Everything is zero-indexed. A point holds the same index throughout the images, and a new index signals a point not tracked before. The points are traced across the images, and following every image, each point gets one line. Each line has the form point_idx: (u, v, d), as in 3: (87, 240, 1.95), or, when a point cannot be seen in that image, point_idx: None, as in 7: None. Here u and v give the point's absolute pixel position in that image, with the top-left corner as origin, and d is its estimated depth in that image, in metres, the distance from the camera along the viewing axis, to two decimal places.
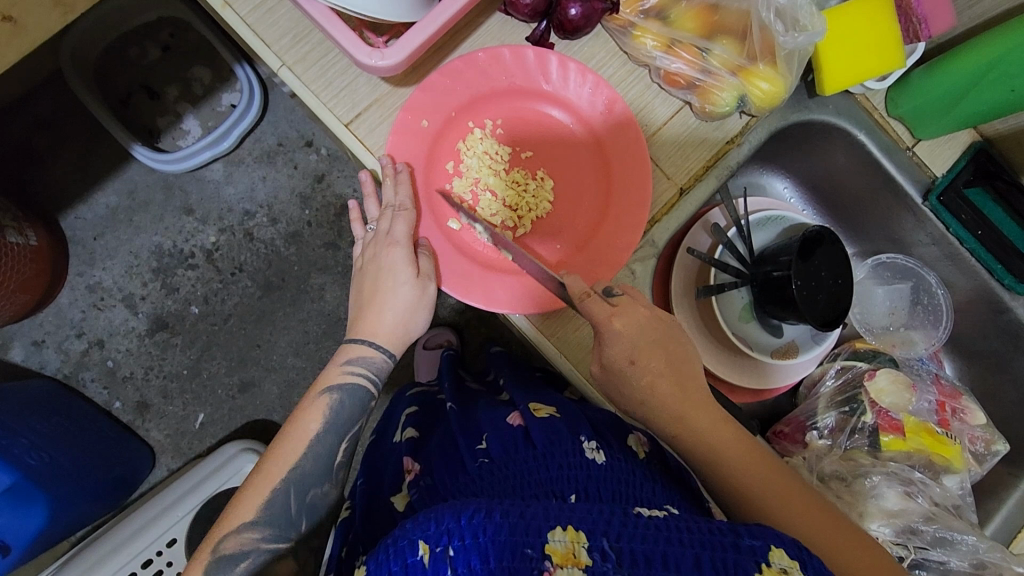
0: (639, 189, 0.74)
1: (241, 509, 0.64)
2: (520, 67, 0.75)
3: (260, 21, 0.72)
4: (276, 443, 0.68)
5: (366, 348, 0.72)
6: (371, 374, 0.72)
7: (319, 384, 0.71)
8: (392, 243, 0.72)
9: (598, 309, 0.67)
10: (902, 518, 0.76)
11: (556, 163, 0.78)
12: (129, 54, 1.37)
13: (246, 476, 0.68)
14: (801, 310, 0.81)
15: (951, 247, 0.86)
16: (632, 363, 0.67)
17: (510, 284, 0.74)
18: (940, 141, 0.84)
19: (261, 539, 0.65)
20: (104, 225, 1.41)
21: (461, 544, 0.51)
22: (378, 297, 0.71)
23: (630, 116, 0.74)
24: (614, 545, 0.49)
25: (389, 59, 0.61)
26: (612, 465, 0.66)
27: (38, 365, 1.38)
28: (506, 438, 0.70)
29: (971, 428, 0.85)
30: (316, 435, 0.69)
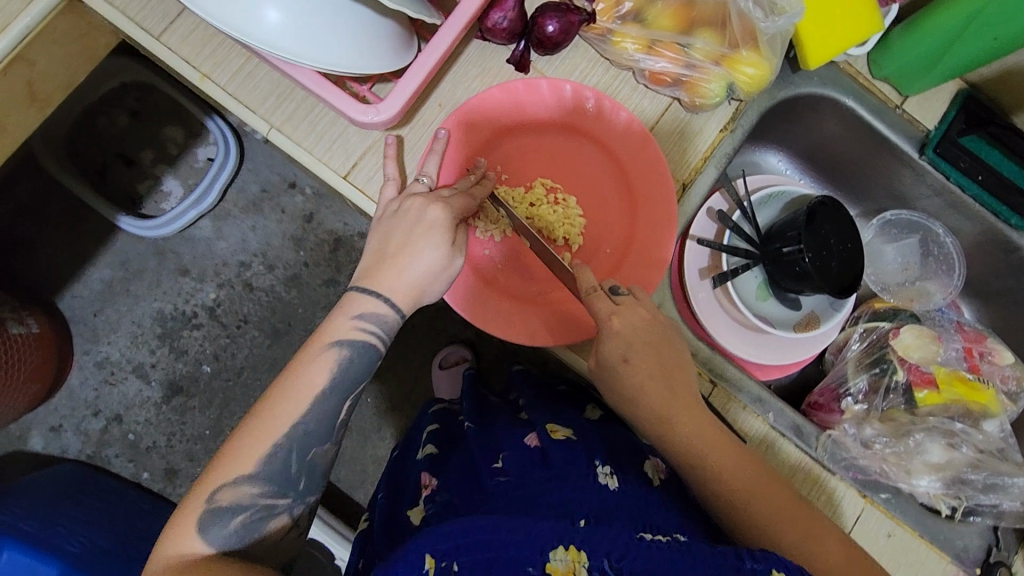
0: (665, 204, 0.75)
1: (240, 460, 0.58)
2: (535, 97, 0.74)
3: (241, 87, 0.72)
4: (273, 396, 0.61)
5: (380, 303, 0.64)
6: (382, 333, 0.65)
7: (325, 337, 0.64)
8: (437, 203, 0.67)
9: (599, 303, 0.67)
10: (949, 470, 0.81)
11: (577, 185, 0.79)
12: (99, 125, 1.35)
13: (237, 424, 0.61)
14: (817, 281, 0.82)
15: (953, 196, 0.86)
16: (624, 360, 0.67)
17: (562, 314, 0.75)
18: (927, 95, 0.85)
19: (260, 495, 0.59)
20: (102, 300, 1.40)
21: (467, 559, 0.51)
22: (410, 247, 0.65)
23: (645, 129, 0.74)
24: (614, 565, 0.51)
25: (383, 113, 0.63)
26: (625, 490, 0.68)
27: (60, 450, 1.38)
28: (522, 458, 0.72)
29: (1001, 368, 0.86)
30: (322, 392, 0.62)
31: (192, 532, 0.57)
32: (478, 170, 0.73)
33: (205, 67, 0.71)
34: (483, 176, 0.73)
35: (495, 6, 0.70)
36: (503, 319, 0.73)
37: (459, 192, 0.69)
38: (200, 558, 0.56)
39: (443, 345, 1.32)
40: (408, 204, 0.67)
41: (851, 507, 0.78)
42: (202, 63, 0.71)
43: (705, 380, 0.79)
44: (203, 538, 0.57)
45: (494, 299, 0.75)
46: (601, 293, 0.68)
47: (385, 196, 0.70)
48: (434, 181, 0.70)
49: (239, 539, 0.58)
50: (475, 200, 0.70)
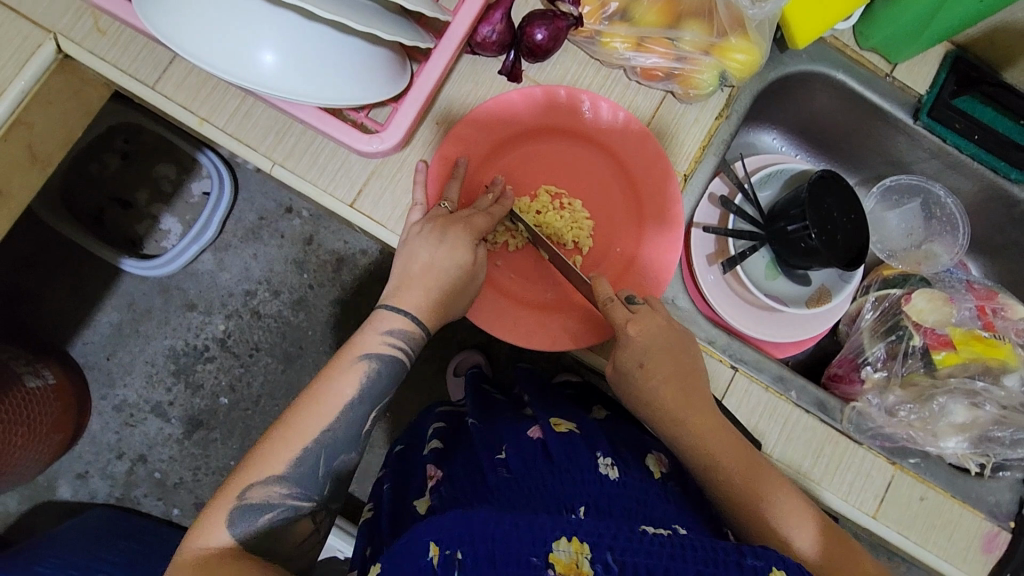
0: (669, 198, 0.76)
1: (270, 462, 0.60)
2: (530, 106, 0.75)
3: (240, 127, 0.72)
4: (305, 403, 0.63)
5: (407, 321, 0.67)
6: (408, 348, 0.67)
7: (356, 349, 0.66)
8: (461, 224, 0.69)
9: (617, 312, 0.69)
10: (975, 429, 0.82)
11: (581, 188, 0.80)
12: (90, 171, 1.36)
13: (270, 424, 0.63)
14: (826, 257, 0.82)
15: (951, 157, 0.87)
16: (641, 365, 0.70)
17: (584, 316, 0.77)
18: (916, 61, 0.85)
19: (288, 496, 0.61)
20: (113, 343, 1.41)
21: (469, 550, 0.52)
22: (428, 262, 0.67)
23: (643, 127, 0.76)
24: (616, 558, 0.50)
25: (387, 141, 0.66)
26: (626, 481, 0.68)
27: (89, 495, 1.39)
28: (525, 452, 0.71)
29: (1015, 322, 0.86)
30: (351, 401, 0.64)
31: (222, 524, 0.58)
32: (494, 188, 0.74)
33: (203, 110, 0.72)
34: (500, 194, 0.74)
35: (483, 21, 0.70)
36: (524, 330, 0.75)
37: (479, 212, 0.71)
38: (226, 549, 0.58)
39: (456, 352, 1.32)
40: (426, 228, 0.68)
41: (880, 476, 0.80)
42: (199, 107, 0.72)
43: (726, 365, 0.80)
44: (230, 530, 0.58)
45: (513, 311, 0.76)
46: (618, 303, 0.70)
47: (409, 219, 0.71)
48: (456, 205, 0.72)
49: (264, 536, 0.60)
50: (496, 218, 0.72)
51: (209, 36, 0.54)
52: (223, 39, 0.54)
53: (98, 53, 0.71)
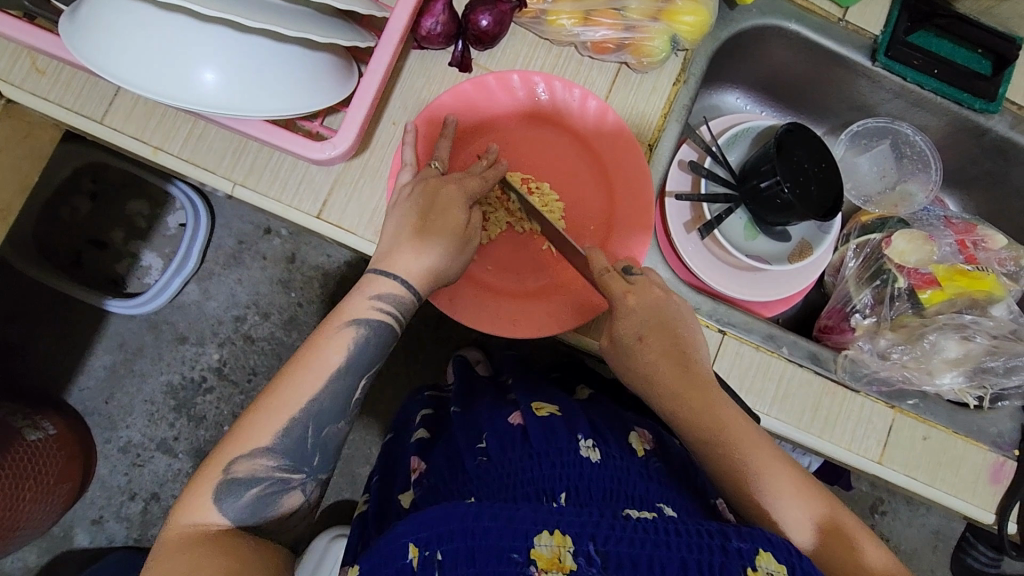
0: (638, 171, 0.75)
1: (255, 434, 0.59)
2: (485, 94, 0.74)
3: (195, 152, 0.71)
4: (293, 368, 0.62)
5: (398, 284, 0.65)
6: (398, 313, 0.66)
7: (342, 315, 0.64)
8: (453, 183, 0.69)
9: (616, 285, 0.69)
10: (968, 362, 0.82)
11: (547, 170, 0.79)
12: (62, 216, 1.34)
13: (254, 398, 0.61)
14: (801, 210, 0.81)
15: (914, 95, 0.86)
16: (639, 338, 0.69)
17: (575, 295, 0.76)
18: (867, 2, 0.84)
19: (275, 468, 0.59)
20: (110, 386, 1.40)
21: (450, 547, 0.50)
22: (406, 251, 0.66)
23: (601, 102, 0.74)
24: (600, 548, 0.50)
25: (339, 147, 0.64)
26: (607, 464, 0.66)
27: (107, 540, 1.39)
28: (504, 436, 0.70)
29: (996, 252, 0.87)
30: (340, 369, 0.62)
31: (208, 502, 0.57)
32: (489, 156, 0.74)
33: (155, 140, 0.71)
34: (493, 160, 0.74)
35: (425, 13, 0.69)
36: (508, 318, 0.74)
37: (472, 175, 0.71)
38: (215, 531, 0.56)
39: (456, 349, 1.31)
40: (419, 188, 0.68)
41: (882, 421, 0.79)
42: (151, 137, 0.71)
43: (713, 329, 0.79)
44: (219, 508, 0.57)
45: (494, 301, 0.75)
46: (615, 273, 0.70)
47: (398, 180, 0.69)
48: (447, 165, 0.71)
49: (253, 514, 0.59)
50: (490, 181, 0.72)
51: (142, 60, 0.52)
52: (164, 62, 0.52)
53: (40, 95, 0.69)
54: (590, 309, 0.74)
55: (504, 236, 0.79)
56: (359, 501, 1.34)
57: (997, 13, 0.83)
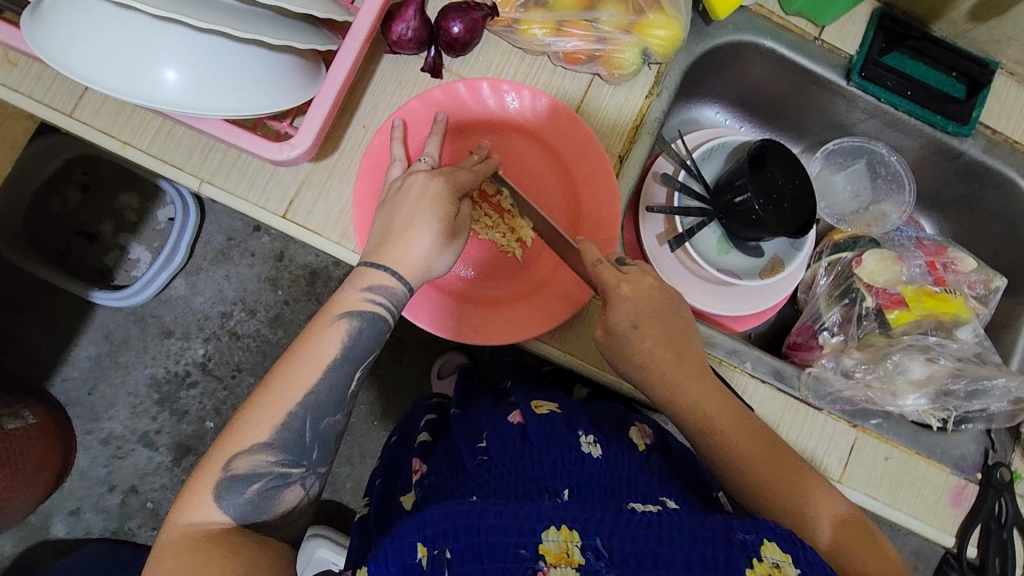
0: (604, 181, 0.75)
1: (254, 428, 0.58)
2: (455, 101, 0.75)
3: (163, 148, 0.72)
4: (290, 362, 0.61)
5: (390, 275, 0.63)
6: (391, 305, 0.64)
7: (335, 309, 0.63)
8: (440, 176, 0.67)
9: (607, 274, 0.66)
10: (932, 384, 0.81)
11: (518, 177, 0.79)
12: (52, 206, 1.35)
13: (254, 391, 0.61)
14: (772, 226, 0.81)
15: (889, 115, 0.87)
16: (634, 326, 0.67)
17: (538, 302, 0.76)
18: (842, 21, 0.85)
19: (275, 463, 0.58)
20: (94, 377, 1.40)
21: (457, 544, 0.51)
22: (393, 240, 0.64)
23: (570, 112, 0.75)
24: (606, 543, 0.49)
25: (298, 147, 0.64)
26: (608, 458, 0.67)
27: (85, 531, 1.38)
28: (504, 437, 0.71)
29: (966, 275, 0.87)
30: (335, 361, 0.61)
31: (210, 498, 0.57)
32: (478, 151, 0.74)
33: (124, 135, 0.72)
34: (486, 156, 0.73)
35: (396, 19, 0.70)
36: (468, 325, 0.74)
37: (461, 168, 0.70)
38: (220, 527, 0.56)
39: (440, 353, 1.31)
40: (412, 180, 0.67)
41: (843, 439, 0.79)
42: (120, 132, 0.71)
43: None
44: (220, 504, 0.57)
45: (456, 307, 0.75)
46: (607, 264, 0.67)
47: (390, 175, 0.69)
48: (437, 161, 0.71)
49: (258, 508, 0.58)
50: (480, 174, 0.70)
51: (100, 50, 0.53)
52: (128, 60, 0.53)
53: (12, 86, 0.70)
54: (554, 317, 0.73)
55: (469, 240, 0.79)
56: (338, 501, 1.34)
57: (973, 37, 0.84)
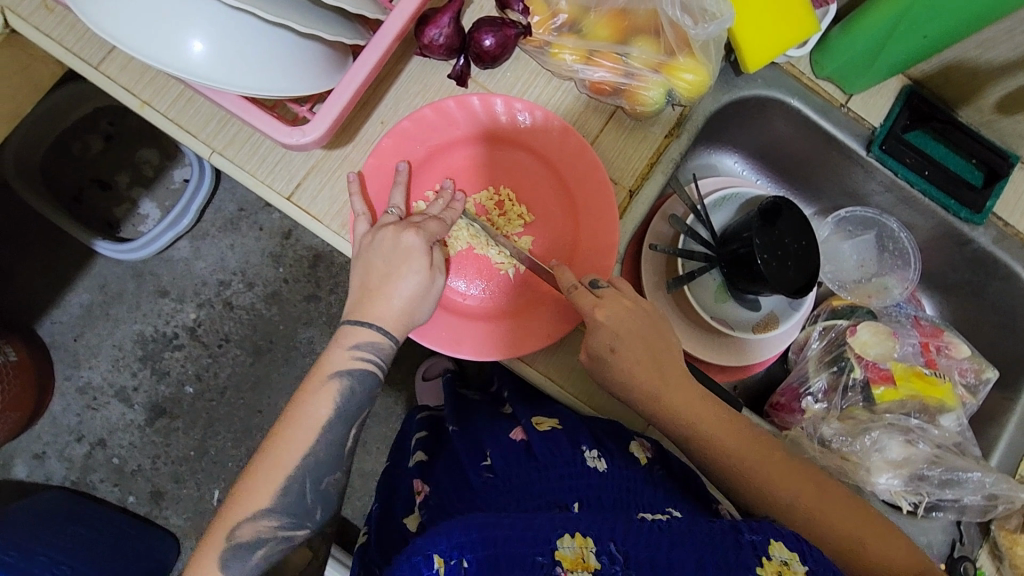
0: (604, 211, 0.75)
1: (254, 498, 0.61)
2: (467, 114, 0.76)
3: (181, 113, 0.73)
4: (283, 429, 0.64)
5: (375, 332, 0.65)
6: (379, 359, 0.66)
7: (325, 369, 0.65)
8: (412, 229, 0.68)
9: (583, 300, 0.66)
10: (908, 466, 0.78)
11: (521, 193, 0.80)
12: (73, 150, 1.35)
13: (249, 462, 0.63)
14: (772, 283, 0.80)
15: (904, 192, 0.87)
16: (613, 350, 0.66)
17: (523, 325, 0.75)
18: (872, 92, 0.85)
19: (278, 528, 0.62)
20: (82, 324, 1.40)
21: (475, 557, 0.51)
22: (373, 298, 0.66)
23: (580, 138, 0.74)
24: (621, 548, 0.51)
25: (310, 134, 0.65)
26: (613, 473, 0.67)
27: (45, 477, 1.37)
28: (507, 452, 0.72)
29: (958, 361, 0.86)
30: (326, 423, 0.64)
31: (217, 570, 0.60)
32: (444, 194, 0.75)
33: (145, 94, 0.72)
34: (450, 198, 0.75)
35: (430, 23, 0.71)
36: (449, 336, 0.73)
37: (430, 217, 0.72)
38: None
39: (426, 356, 1.30)
40: (382, 233, 0.68)
41: None
42: (141, 91, 0.72)
43: None
44: (227, 573, 0.61)
45: (440, 317, 0.75)
46: (582, 289, 0.67)
47: (357, 231, 0.70)
48: (404, 210, 0.73)
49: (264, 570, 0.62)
50: (448, 222, 0.72)
51: (129, 12, 0.53)
52: (157, 26, 0.53)
53: (44, 30, 0.71)
54: (539, 341, 0.73)
55: (465, 256, 0.79)
56: None
57: (997, 129, 0.84)
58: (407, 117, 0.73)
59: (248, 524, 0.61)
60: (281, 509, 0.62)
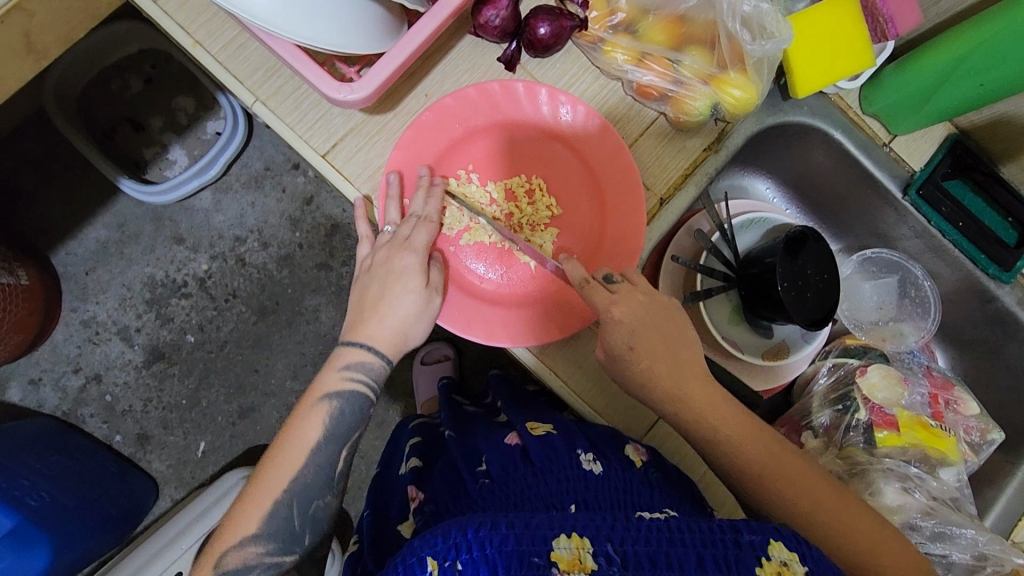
0: (633, 216, 0.75)
1: (243, 523, 0.62)
2: (510, 99, 0.76)
3: (231, 58, 0.73)
4: (274, 453, 0.65)
5: (366, 353, 0.68)
6: (369, 380, 0.68)
7: (315, 393, 0.67)
8: (404, 247, 0.70)
9: (596, 294, 0.66)
10: (900, 514, 0.75)
11: (551, 186, 0.80)
12: (112, 88, 1.36)
13: (241, 492, 0.65)
14: (789, 312, 0.79)
15: (934, 240, 0.86)
16: (628, 342, 0.66)
17: (535, 316, 0.75)
18: (916, 135, 0.85)
19: (264, 554, 0.62)
20: (95, 259, 1.40)
21: (470, 557, 0.51)
22: (367, 320, 0.68)
23: (618, 139, 0.74)
24: (619, 548, 0.51)
25: (357, 92, 0.64)
26: (609, 474, 0.67)
27: (37, 404, 1.38)
28: (505, 459, 0.71)
29: (965, 418, 0.86)
30: (317, 445, 0.65)
31: None
32: (423, 181, 0.73)
33: (198, 34, 0.73)
34: (430, 186, 0.73)
35: (489, 4, 0.71)
36: (463, 318, 0.74)
37: (421, 219, 0.71)
38: None
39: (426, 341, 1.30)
40: (380, 254, 0.70)
41: None
42: (195, 30, 0.73)
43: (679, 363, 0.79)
44: None
45: (457, 297, 0.75)
46: (594, 284, 0.67)
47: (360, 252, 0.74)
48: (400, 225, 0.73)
49: None
50: (434, 220, 0.71)
51: None
52: None
53: None
54: (553, 334, 0.73)
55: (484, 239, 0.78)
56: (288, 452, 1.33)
57: None
58: (450, 94, 0.74)
59: (234, 551, 0.62)
60: (268, 534, 0.63)
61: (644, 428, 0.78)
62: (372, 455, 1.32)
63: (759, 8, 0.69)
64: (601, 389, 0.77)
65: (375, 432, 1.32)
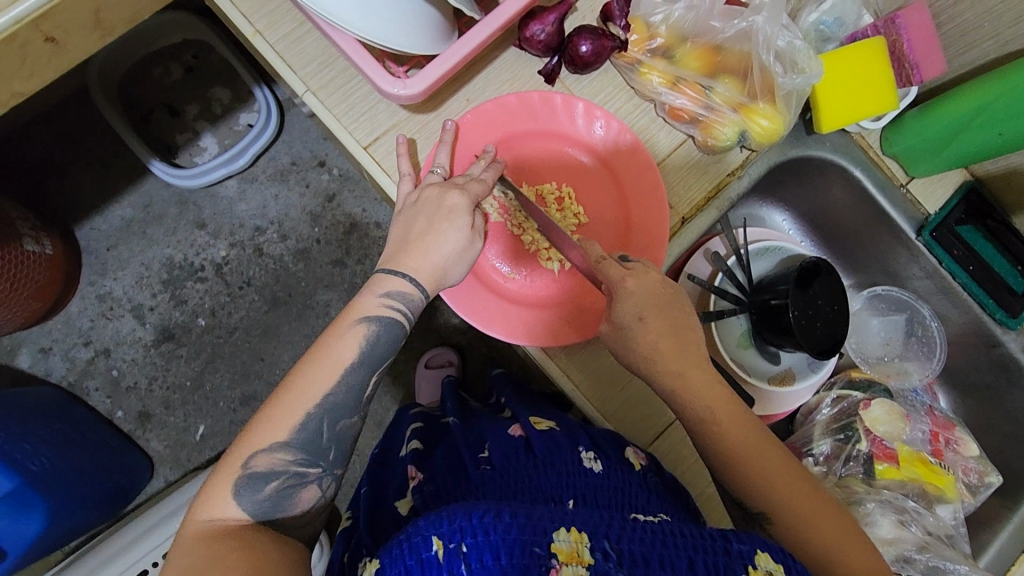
0: (657, 231, 0.78)
1: (272, 428, 0.59)
2: (547, 109, 0.79)
3: (287, 49, 0.77)
4: (307, 366, 0.62)
5: (406, 282, 0.66)
6: (407, 311, 0.66)
7: (353, 312, 0.65)
8: (456, 190, 0.71)
9: (611, 269, 0.68)
10: (895, 546, 0.75)
11: (578, 196, 0.83)
12: (153, 74, 1.41)
13: (268, 397, 0.62)
14: (798, 339, 0.81)
15: (943, 281, 0.89)
16: (631, 328, 0.67)
17: (552, 318, 0.78)
18: (933, 180, 0.88)
19: (292, 463, 0.59)
20: (118, 237, 1.44)
21: (475, 541, 0.52)
22: (410, 250, 0.67)
23: (647, 156, 0.78)
24: (615, 546, 0.52)
25: (410, 88, 0.68)
26: (608, 474, 0.68)
27: (44, 372, 1.40)
28: (506, 446, 0.73)
29: (965, 459, 0.87)
30: (351, 365, 0.63)
31: (226, 497, 0.57)
32: (485, 155, 0.76)
33: (259, 24, 0.77)
34: (492, 160, 0.76)
35: (536, 19, 0.75)
36: (485, 314, 0.77)
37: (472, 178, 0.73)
38: (236, 523, 0.56)
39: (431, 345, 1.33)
40: (428, 191, 0.71)
41: None
42: (257, 20, 0.77)
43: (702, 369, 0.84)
44: (236, 501, 0.57)
45: (479, 293, 0.78)
46: (610, 261, 0.69)
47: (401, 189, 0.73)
48: (447, 172, 0.75)
49: (273, 507, 0.58)
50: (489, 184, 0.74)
51: None
52: None
53: None
54: (570, 335, 0.76)
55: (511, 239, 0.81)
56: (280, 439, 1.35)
57: None
58: (491, 100, 0.78)
59: (263, 454, 0.58)
60: (297, 444, 0.60)
61: (651, 437, 0.80)
62: (367, 452, 1.33)
63: (793, 44, 0.74)
64: (610, 396, 0.80)
65: (373, 429, 1.34)
